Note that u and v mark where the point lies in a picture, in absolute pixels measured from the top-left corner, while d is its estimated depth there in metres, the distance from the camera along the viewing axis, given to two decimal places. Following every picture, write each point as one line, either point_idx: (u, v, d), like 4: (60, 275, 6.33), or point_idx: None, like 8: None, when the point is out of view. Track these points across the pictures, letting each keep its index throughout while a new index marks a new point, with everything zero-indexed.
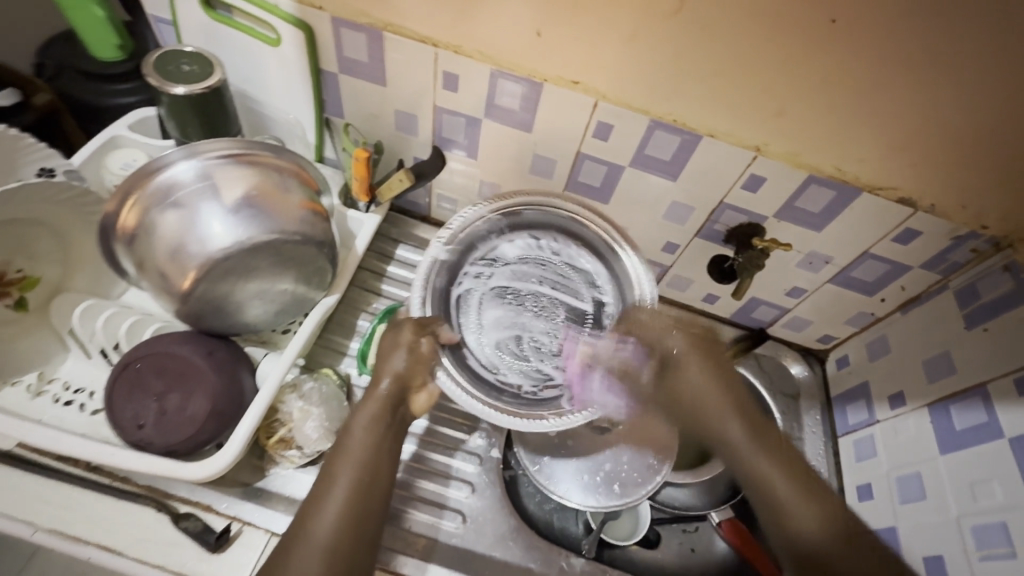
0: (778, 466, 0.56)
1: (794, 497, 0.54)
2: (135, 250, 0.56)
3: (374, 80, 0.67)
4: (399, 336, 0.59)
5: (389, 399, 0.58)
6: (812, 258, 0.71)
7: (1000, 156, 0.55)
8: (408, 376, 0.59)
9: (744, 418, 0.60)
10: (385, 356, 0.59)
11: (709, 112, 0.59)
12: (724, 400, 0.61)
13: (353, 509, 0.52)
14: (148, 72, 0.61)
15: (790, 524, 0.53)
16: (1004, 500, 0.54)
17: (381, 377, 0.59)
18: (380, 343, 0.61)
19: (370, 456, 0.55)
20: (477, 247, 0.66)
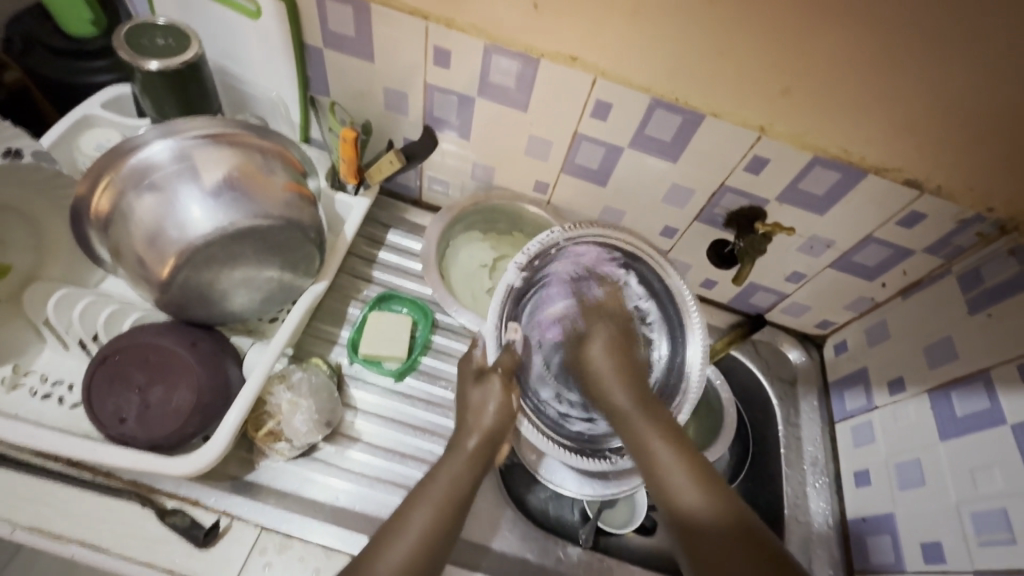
0: (662, 427, 0.58)
1: (664, 448, 0.56)
2: (111, 235, 0.53)
3: (362, 56, 0.63)
4: (489, 390, 0.60)
5: (480, 455, 0.58)
6: (814, 242, 0.69)
7: (1012, 135, 0.53)
8: (495, 433, 0.59)
9: (636, 389, 0.61)
10: (475, 412, 0.60)
11: (712, 91, 0.57)
12: (623, 375, 0.62)
13: (422, 548, 0.50)
14: (119, 45, 0.57)
15: (673, 497, 0.54)
16: (1006, 488, 0.53)
17: (470, 433, 0.59)
18: (462, 392, 0.62)
19: (450, 506, 0.54)
20: (546, 271, 0.67)
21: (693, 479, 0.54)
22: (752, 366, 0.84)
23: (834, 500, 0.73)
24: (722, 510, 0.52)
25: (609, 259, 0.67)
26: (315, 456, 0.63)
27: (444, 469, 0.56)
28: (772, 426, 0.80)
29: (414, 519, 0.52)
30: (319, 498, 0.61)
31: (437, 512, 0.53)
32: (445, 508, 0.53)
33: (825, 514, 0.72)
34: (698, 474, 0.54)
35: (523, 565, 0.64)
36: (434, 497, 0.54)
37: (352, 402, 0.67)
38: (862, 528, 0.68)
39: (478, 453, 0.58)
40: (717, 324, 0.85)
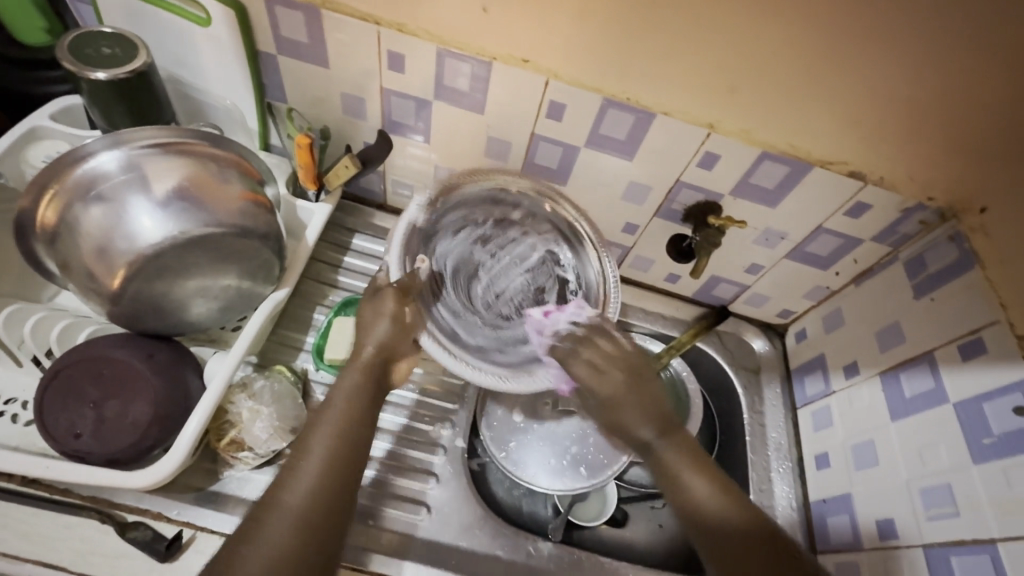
0: (686, 454, 0.54)
1: (694, 475, 0.52)
2: (59, 249, 0.52)
3: (316, 62, 0.63)
4: (382, 307, 0.58)
5: (372, 364, 0.56)
6: (769, 234, 0.71)
7: (945, 126, 0.55)
8: (391, 347, 0.57)
9: (657, 419, 0.55)
10: (368, 327, 0.58)
11: (660, 90, 0.58)
12: (638, 407, 0.56)
13: (331, 468, 0.48)
14: (63, 55, 0.57)
15: (688, 499, 0.52)
16: (950, 463, 0.56)
17: (364, 344, 0.57)
18: (358, 314, 0.59)
19: (349, 419, 0.52)
20: (450, 216, 0.69)
21: (728, 504, 0.51)
22: (717, 357, 0.86)
23: (797, 484, 0.75)
24: (744, 513, 0.50)
25: (514, 203, 0.70)
26: (282, 464, 0.63)
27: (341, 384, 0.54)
28: (738, 414, 0.82)
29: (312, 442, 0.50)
30: None
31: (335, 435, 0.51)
32: (340, 434, 0.51)
33: (789, 498, 0.74)
34: (731, 497, 0.51)
35: (494, 562, 0.64)
36: (333, 421, 0.51)
37: (318, 408, 0.67)
38: (823, 510, 0.70)
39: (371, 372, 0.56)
40: (682, 317, 0.86)
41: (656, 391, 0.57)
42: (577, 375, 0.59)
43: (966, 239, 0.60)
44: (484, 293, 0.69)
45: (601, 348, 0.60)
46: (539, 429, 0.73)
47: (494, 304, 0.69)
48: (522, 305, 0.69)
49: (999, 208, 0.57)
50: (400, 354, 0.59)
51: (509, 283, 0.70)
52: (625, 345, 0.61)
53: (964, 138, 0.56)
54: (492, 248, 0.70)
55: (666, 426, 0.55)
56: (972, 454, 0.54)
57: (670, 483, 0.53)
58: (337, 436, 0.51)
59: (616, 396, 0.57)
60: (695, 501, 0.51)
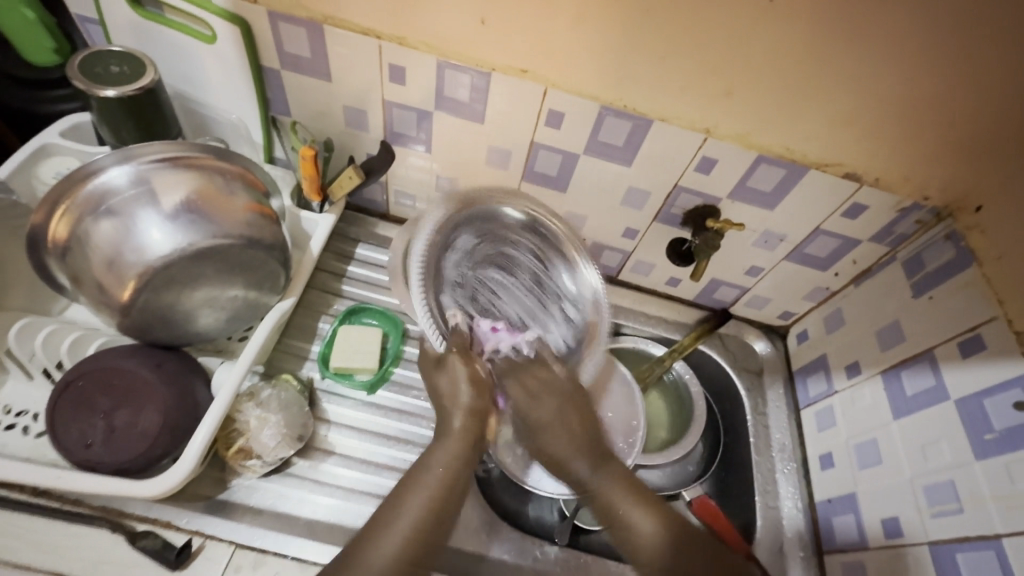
0: (624, 488, 0.59)
1: (630, 506, 0.58)
2: (70, 262, 0.53)
3: (319, 76, 0.65)
4: (454, 372, 0.60)
5: (471, 432, 0.59)
6: (767, 237, 0.72)
7: (939, 127, 0.56)
8: (478, 407, 0.59)
9: (588, 453, 0.61)
10: (450, 396, 0.60)
11: (656, 97, 0.59)
12: (568, 438, 0.62)
13: (416, 541, 0.52)
14: (74, 74, 0.58)
15: (628, 533, 0.57)
16: (953, 460, 0.56)
17: (454, 410, 0.59)
18: (431, 382, 0.62)
19: (444, 491, 0.55)
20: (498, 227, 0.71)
21: (663, 527, 0.57)
22: (720, 360, 0.86)
23: (802, 484, 0.75)
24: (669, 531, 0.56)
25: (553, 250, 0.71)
26: (290, 471, 0.63)
27: (436, 457, 0.57)
28: (742, 416, 0.82)
29: (409, 503, 0.54)
30: (294, 512, 0.61)
31: (430, 502, 0.54)
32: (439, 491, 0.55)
33: (794, 500, 0.74)
34: (665, 522, 0.57)
35: (501, 567, 0.64)
36: (430, 482, 0.55)
37: (325, 416, 0.68)
38: (829, 510, 0.70)
39: (473, 431, 0.59)
40: (684, 320, 0.87)
41: (583, 421, 0.63)
42: (510, 396, 0.64)
43: (962, 237, 0.60)
44: (489, 295, 0.69)
45: (539, 372, 0.65)
46: None
47: (489, 310, 0.68)
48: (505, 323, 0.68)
49: (994, 206, 0.57)
50: (489, 410, 0.61)
51: (508, 304, 0.69)
52: (555, 369, 0.65)
53: (958, 138, 0.56)
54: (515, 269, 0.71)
55: (598, 459, 0.61)
56: (974, 451, 0.54)
57: (613, 519, 0.58)
58: (433, 499, 0.55)
59: (546, 422, 0.63)
60: (628, 528, 0.57)
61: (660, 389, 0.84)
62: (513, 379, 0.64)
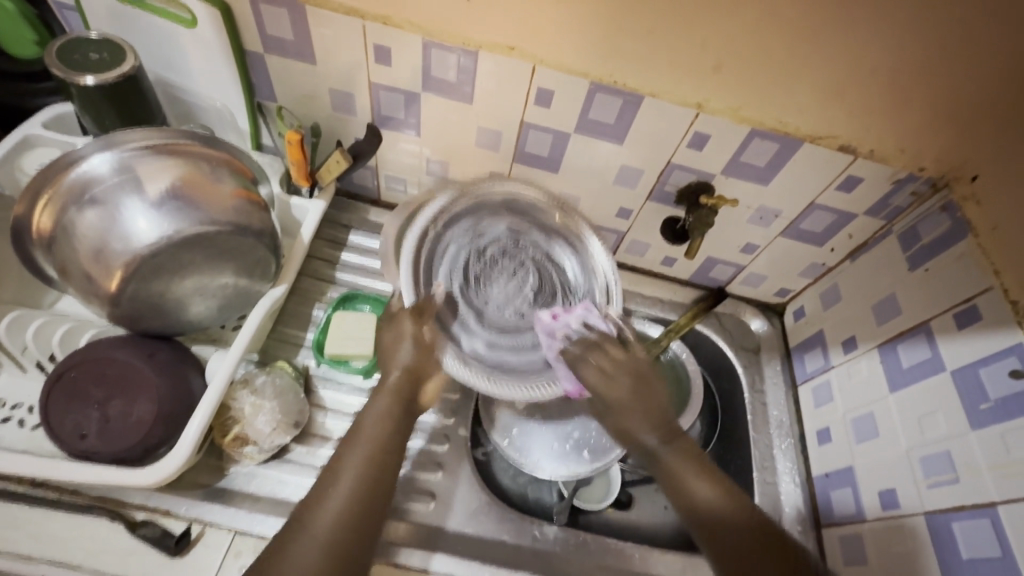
0: (691, 461, 0.57)
1: (696, 479, 0.56)
2: (56, 253, 0.53)
3: (303, 59, 0.63)
4: (401, 329, 0.61)
5: (399, 389, 0.58)
6: (763, 212, 0.71)
7: (936, 95, 0.55)
8: (418, 365, 0.59)
9: (661, 426, 0.58)
10: (391, 350, 0.60)
11: (646, 72, 0.58)
12: (642, 415, 0.59)
13: (354, 506, 0.51)
14: (51, 61, 0.57)
15: (690, 501, 0.55)
16: (949, 431, 0.56)
17: (392, 369, 0.59)
18: (379, 336, 0.63)
19: (378, 448, 0.55)
20: (572, 254, 0.72)
21: (727, 502, 0.55)
22: (717, 339, 0.85)
23: (800, 460, 0.75)
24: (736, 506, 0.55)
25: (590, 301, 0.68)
26: (287, 458, 0.63)
27: (369, 414, 0.57)
28: (739, 395, 0.82)
29: (344, 469, 0.53)
30: (293, 499, 0.61)
31: (364, 464, 0.54)
32: (375, 456, 0.54)
33: (792, 475, 0.74)
34: (729, 496, 0.55)
35: (500, 547, 0.65)
36: (365, 443, 0.55)
37: (322, 403, 0.68)
38: (827, 485, 0.70)
39: (405, 390, 0.59)
40: (680, 300, 0.87)
41: (659, 398, 0.60)
42: (586, 380, 0.61)
43: (959, 208, 0.60)
44: (505, 272, 0.70)
45: (611, 354, 0.62)
46: (545, 417, 0.73)
47: (486, 269, 0.70)
48: (476, 280, 0.69)
49: (991, 175, 0.57)
50: (429, 373, 0.60)
51: (497, 284, 0.69)
52: (636, 353, 0.63)
53: (956, 106, 0.55)
54: (529, 291, 0.70)
55: (668, 434, 0.58)
56: (970, 420, 0.54)
57: (674, 488, 0.56)
58: (367, 463, 0.54)
59: (622, 402, 0.59)
60: (694, 502, 0.55)
61: (657, 369, 0.84)
62: (586, 364, 0.61)
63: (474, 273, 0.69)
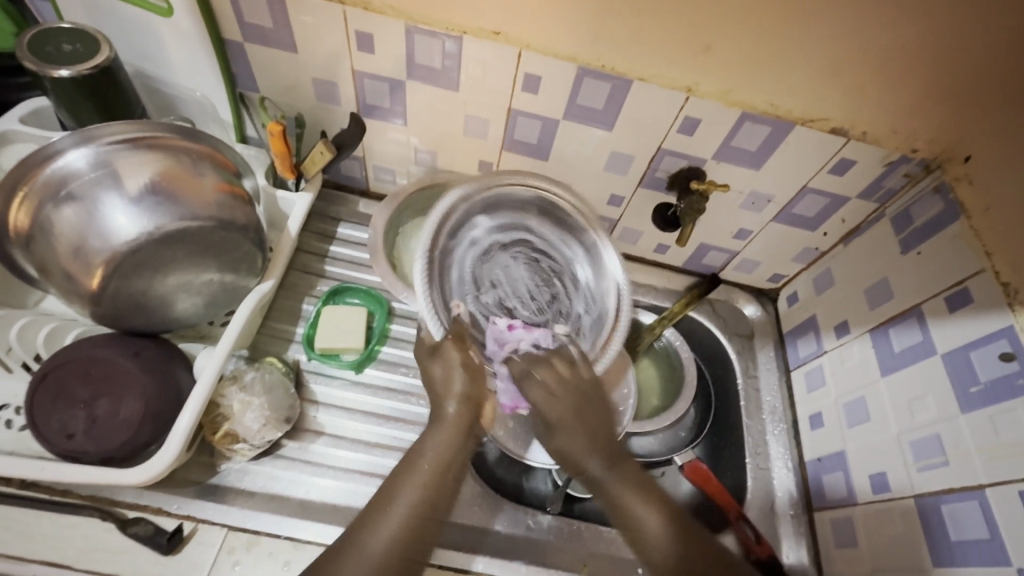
0: (632, 484, 0.57)
1: (636, 503, 0.56)
2: (35, 251, 0.52)
3: (284, 47, 0.62)
4: (449, 360, 0.57)
5: (462, 421, 0.57)
6: (755, 197, 0.70)
7: (927, 75, 0.54)
8: (472, 393, 0.57)
9: (603, 450, 0.57)
10: (442, 384, 0.58)
11: (635, 55, 0.57)
12: (585, 437, 0.57)
13: (407, 532, 0.53)
14: (23, 54, 0.55)
15: (634, 524, 0.55)
16: (939, 414, 0.56)
17: (445, 400, 0.57)
18: (426, 366, 0.59)
19: (433, 491, 0.55)
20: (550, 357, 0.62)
21: (664, 521, 0.55)
22: (711, 326, 0.85)
23: (793, 445, 0.75)
24: (671, 520, 0.56)
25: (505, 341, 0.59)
26: (279, 453, 0.63)
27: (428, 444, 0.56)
28: (732, 380, 0.82)
29: (399, 495, 0.54)
30: (286, 493, 0.61)
31: (419, 495, 0.54)
32: (428, 485, 0.55)
33: (786, 459, 0.74)
34: (668, 517, 0.56)
35: (494, 537, 0.65)
36: (419, 476, 0.55)
37: (313, 397, 0.67)
38: (819, 469, 0.70)
39: (467, 422, 0.57)
40: (674, 287, 0.86)
41: (597, 416, 0.59)
42: (529, 398, 0.57)
43: (951, 189, 0.59)
44: (532, 293, 0.65)
45: (557, 368, 0.58)
46: None
47: (532, 269, 0.66)
48: (539, 268, 0.67)
49: (983, 156, 0.56)
50: (484, 397, 0.59)
51: (525, 278, 0.65)
52: (580, 369, 0.59)
53: (948, 87, 0.55)
54: (503, 303, 0.64)
55: (611, 458, 0.57)
56: (960, 403, 0.54)
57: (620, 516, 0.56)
58: (421, 492, 0.54)
59: (561, 420, 0.57)
60: (642, 533, 0.55)
61: (652, 357, 0.83)
62: (529, 381, 0.57)
63: (534, 257, 0.67)
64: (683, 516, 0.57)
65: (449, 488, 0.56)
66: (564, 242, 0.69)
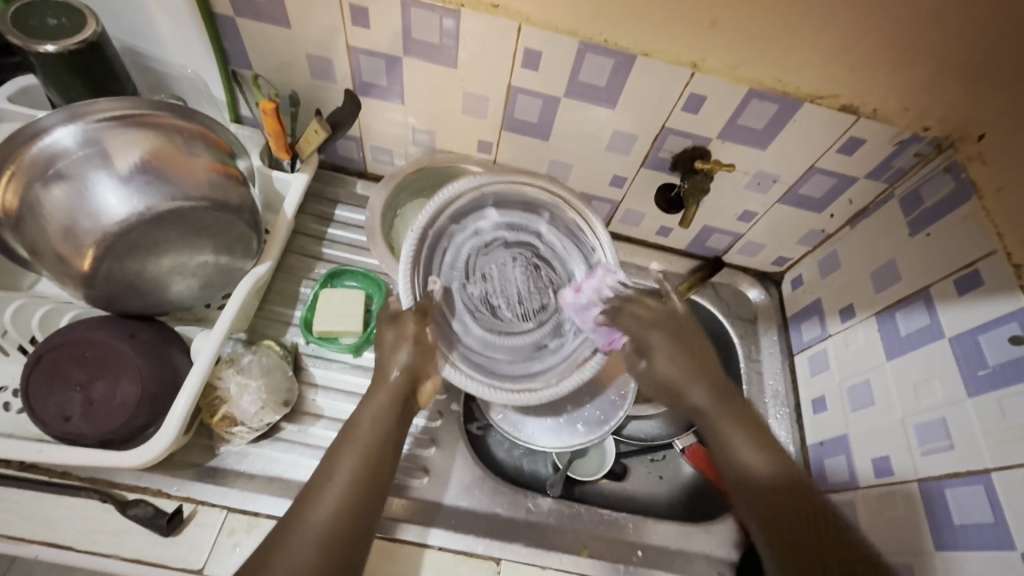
0: (739, 421, 0.54)
1: (745, 443, 0.53)
2: (25, 232, 0.51)
3: (277, 22, 0.60)
4: (403, 330, 0.56)
5: (400, 388, 0.54)
6: (760, 178, 0.69)
7: (942, 49, 0.52)
8: (417, 367, 0.55)
9: (712, 384, 0.55)
10: (390, 351, 0.56)
11: (639, 29, 0.55)
12: (689, 364, 0.56)
13: (351, 504, 0.48)
14: (8, 28, 0.54)
15: (737, 459, 0.52)
16: (945, 398, 0.55)
17: (389, 368, 0.55)
18: (380, 337, 0.58)
19: (375, 451, 0.51)
20: (520, 369, 0.62)
21: (774, 461, 0.52)
22: (713, 309, 0.84)
23: (795, 429, 0.75)
24: (779, 466, 0.51)
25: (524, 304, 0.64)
26: (278, 436, 0.63)
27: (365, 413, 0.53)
28: (735, 364, 0.82)
29: (340, 464, 0.50)
30: (286, 476, 0.61)
31: (359, 462, 0.50)
32: (371, 453, 0.51)
33: (787, 444, 0.74)
34: (776, 461, 0.52)
35: (494, 520, 0.65)
36: (357, 444, 0.51)
37: (311, 380, 0.67)
38: (821, 453, 0.70)
39: (404, 389, 0.55)
40: (676, 270, 0.85)
41: (699, 343, 0.58)
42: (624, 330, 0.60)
43: (963, 168, 0.58)
44: (522, 298, 0.64)
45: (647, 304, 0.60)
46: None
47: (529, 274, 0.65)
48: (538, 275, 0.65)
49: (998, 133, 0.54)
50: (427, 374, 0.57)
51: (519, 281, 0.64)
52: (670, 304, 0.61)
53: (963, 61, 0.53)
54: (487, 299, 0.63)
55: (719, 393, 0.55)
56: (968, 387, 0.53)
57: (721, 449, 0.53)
58: (361, 460, 0.50)
59: (660, 350, 0.57)
60: (743, 465, 0.52)
61: None
62: (623, 316, 0.60)
63: (534, 261, 0.65)
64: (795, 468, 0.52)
65: (391, 456, 0.53)
66: (572, 256, 0.66)
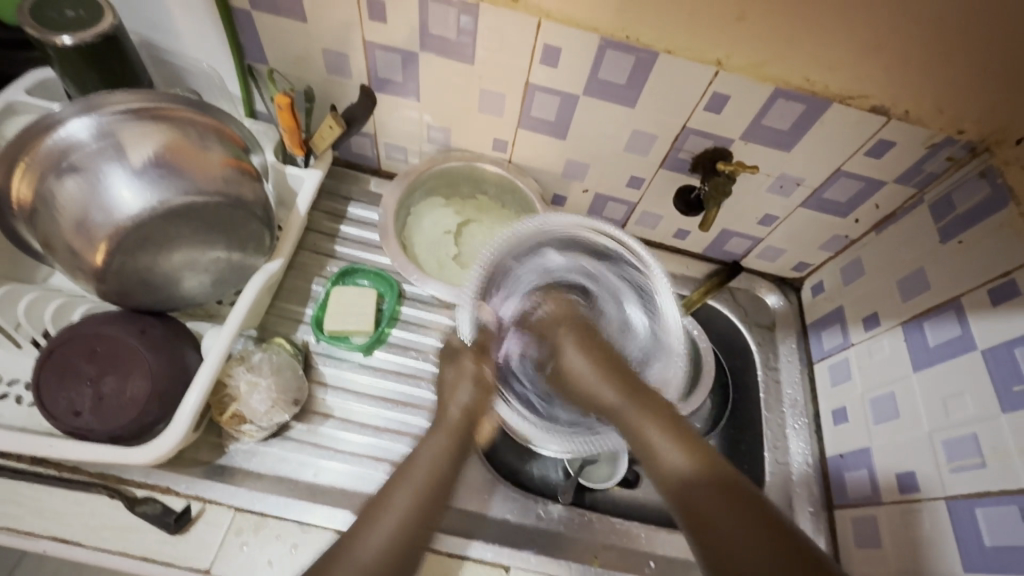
0: (662, 417, 0.49)
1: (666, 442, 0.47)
2: (38, 225, 0.51)
3: (292, 15, 0.59)
4: (462, 368, 0.61)
5: (458, 430, 0.57)
6: (783, 181, 0.67)
7: (981, 46, 0.50)
8: (476, 408, 0.59)
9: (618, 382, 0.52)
10: (451, 388, 0.60)
11: (663, 24, 0.53)
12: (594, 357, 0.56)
13: (398, 543, 0.48)
14: (26, 20, 0.53)
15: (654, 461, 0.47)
16: (976, 413, 0.53)
17: (449, 408, 0.58)
18: (440, 374, 0.63)
19: (432, 492, 0.52)
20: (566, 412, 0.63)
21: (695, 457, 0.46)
22: (730, 314, 0.82)
23: (813, 440, 0.72)
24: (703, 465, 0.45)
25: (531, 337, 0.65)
26: (288, 435, 0.63)
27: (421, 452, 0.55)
28: (752, 372, 0.80)
29: (393, 499, 0.51)
30: (294, 476, 0.61)
31: (412, 500, 0.51)
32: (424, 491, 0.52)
33: (805, 455, 0.72)
34: (700, 457, 0.46)
35: (503, 526, 0.64)
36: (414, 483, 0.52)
37: (322, 379, 0.66)
38: (841, 465, 0.68)
39: (462, 432, 0.57)
40: (693, 274, 0.83)
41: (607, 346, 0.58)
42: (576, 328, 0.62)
43: (999, 173, 0.55)
44: None
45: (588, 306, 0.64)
46: None
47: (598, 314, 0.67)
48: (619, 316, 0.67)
49: None
50: (484, 414, 0.60)
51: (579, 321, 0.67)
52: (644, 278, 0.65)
53: (1003, 59, 0.50)
54: None
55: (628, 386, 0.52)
56: (1001, 402, 0.51)
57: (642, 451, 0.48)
58: (415, 497, 0.51)
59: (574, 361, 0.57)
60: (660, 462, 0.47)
61: None
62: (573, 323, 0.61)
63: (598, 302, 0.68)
64: (726, 467, 0.46)
65: (443, 499, 0.53)
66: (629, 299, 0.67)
